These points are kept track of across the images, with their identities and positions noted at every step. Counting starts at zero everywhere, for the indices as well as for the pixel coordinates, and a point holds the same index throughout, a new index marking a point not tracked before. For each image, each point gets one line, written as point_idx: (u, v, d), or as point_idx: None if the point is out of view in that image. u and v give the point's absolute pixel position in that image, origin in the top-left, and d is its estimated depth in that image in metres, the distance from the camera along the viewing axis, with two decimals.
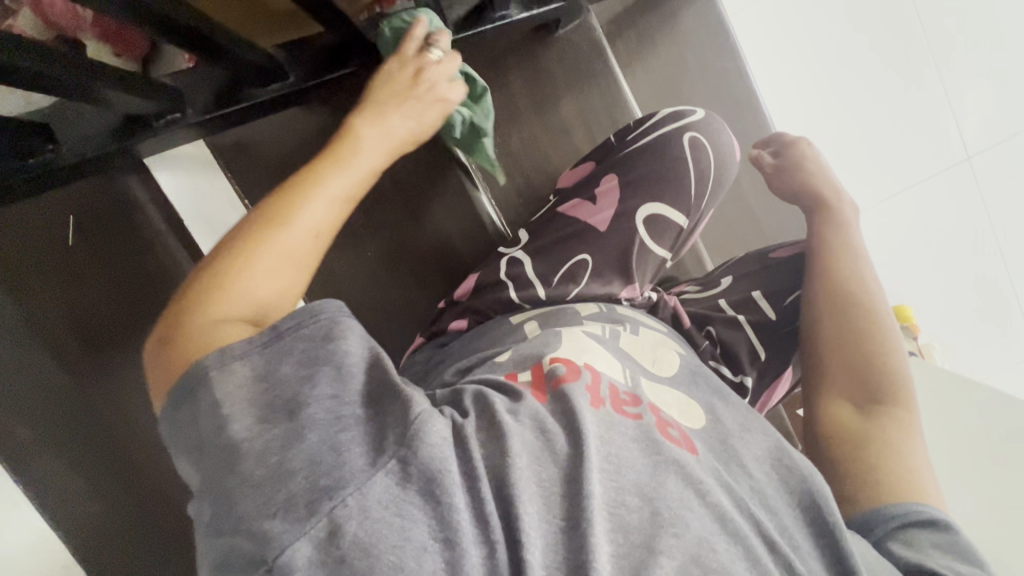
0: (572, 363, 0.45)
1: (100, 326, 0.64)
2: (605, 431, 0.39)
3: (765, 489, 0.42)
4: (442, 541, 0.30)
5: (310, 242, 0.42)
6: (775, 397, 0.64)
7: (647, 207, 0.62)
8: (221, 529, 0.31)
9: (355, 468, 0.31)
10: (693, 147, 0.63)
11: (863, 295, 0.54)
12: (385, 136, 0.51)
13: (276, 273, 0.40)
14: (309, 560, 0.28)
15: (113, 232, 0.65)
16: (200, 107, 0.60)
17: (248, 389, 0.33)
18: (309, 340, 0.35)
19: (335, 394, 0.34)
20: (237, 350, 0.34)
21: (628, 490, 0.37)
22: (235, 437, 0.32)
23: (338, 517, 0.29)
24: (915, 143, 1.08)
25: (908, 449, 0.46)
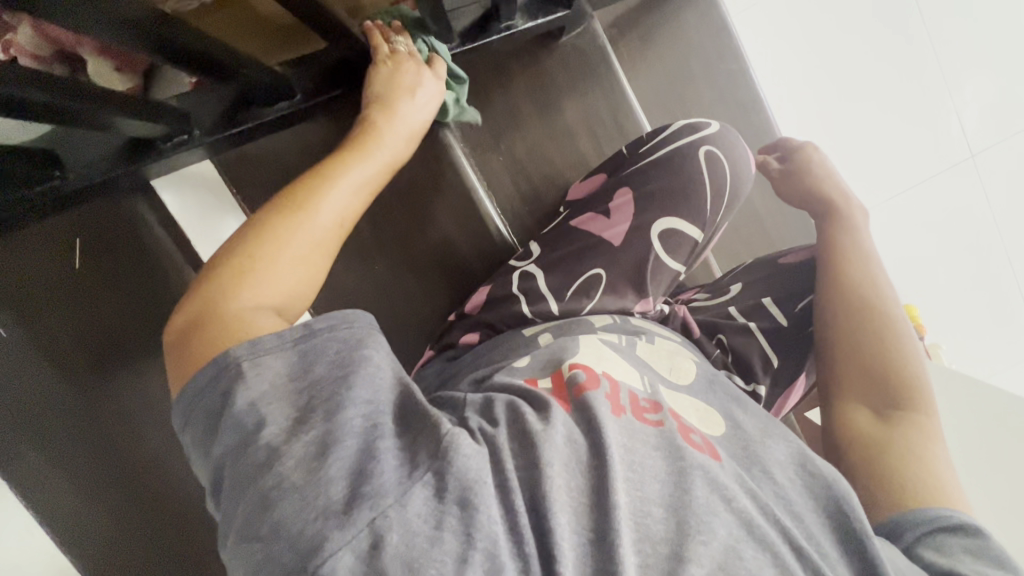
0: (592, 370, 0.45)
1: (105, 346, 0.63)
2: (627, 439, 0.39)
3: (789, 494, 0.42)
4: (483, 551, 0.30)
5: (334, 225, 0.45)
6: (789, 404, 0.64)
7: (663, 222, 0.62)
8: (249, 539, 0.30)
9: (392, 480, 0.31)
10: (708, 161, 0.64)
11: (876, 299, 0.55)
12: (399, 126, 0.55)
13: (304, 256, 0.42)
14: (351, 569, 0.28)
15: (119, 250, 0.64)
16: (207, 128, 0.60)
17: (281, 382, 0.33)
18: (341, 342, 0.36)
19: (369, 403, 0.34)
20: (266, 344, 0.34)
21: (652, 500, 0.37)
22: (271, 453, 0.31)
23: (380, 527, 0.29)
24: (918, 137, 1.08)
25: (930, 452, 0.46)
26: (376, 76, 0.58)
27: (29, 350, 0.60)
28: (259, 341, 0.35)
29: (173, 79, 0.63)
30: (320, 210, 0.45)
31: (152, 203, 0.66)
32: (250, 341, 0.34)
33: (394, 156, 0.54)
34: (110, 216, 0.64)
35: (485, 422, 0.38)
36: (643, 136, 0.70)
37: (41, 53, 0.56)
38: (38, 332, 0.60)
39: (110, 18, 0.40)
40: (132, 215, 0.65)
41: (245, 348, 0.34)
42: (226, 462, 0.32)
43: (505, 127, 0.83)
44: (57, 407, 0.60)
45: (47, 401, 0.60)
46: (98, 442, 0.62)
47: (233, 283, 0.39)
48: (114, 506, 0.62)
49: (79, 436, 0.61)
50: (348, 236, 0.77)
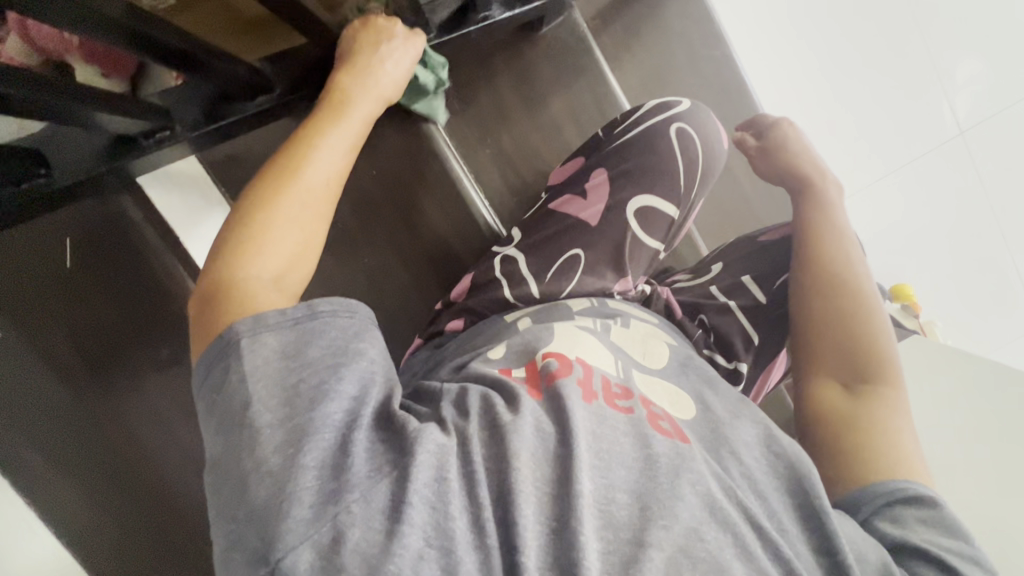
0: (565, 358, 0.46)
1: (100, 344, 0.65)
2: (597, 427, 0.40)
3: (753, 474, 0.43)
4: (438, 547, 0.32)
5: (321, 192, 0.47)
6: (771, 381, 0.64)
7: (638, 199, 0.62)
8: (230, 524, 0.32)
9: (359, 475, 0.32)
10: (680, 137, 0.64)
11: (851, 277, 0.55)
12: (373, 90, 0.56)
13: (298, 225, 0.44)
14: (310, 565, 0.30)
15: (109, 245, 0.66)
16: (190, 122, 0.60)
17: (274, 360, 0.35)
18: (340, 331, 0.37)
19: (355, 396, 0.35)
20: (268, 321, 0.36)
21: (618, 487, 0.38)
22: (252, 440, 0.32)
23: (342, 522, 0.31)
24: (908, 116, 1.08)
25: (897, 425, 0.46)
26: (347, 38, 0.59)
27: (26, 351, 0.62)
28: (262, 317, 0.36)
29: (160, 76, 0.62)
30: (305, 178, 0.46)
31: (139, 202, 0.67)
32: (252, 318, 0.36)
33: (369, 116, 0.55)
34: (97, 213, 0.66)
35: (456, 412, 0.39)
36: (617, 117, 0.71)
37: (30, 61, 0.57)
38: (35, 332, 0.63)
39: (88, 18, 0.41)
40: (117, 212, 0.67)
41: (246, 325, 0.35)
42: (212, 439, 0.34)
43: (489, 116, 0.83)
44: (53, 405, 0.62)
45: (43, 399, 0.62)
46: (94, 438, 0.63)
47: (235, 260, 0.40)
48: (113, 500, 0.64)
49: (76, 433, 0.63)
50: (335, 230, 0.78)
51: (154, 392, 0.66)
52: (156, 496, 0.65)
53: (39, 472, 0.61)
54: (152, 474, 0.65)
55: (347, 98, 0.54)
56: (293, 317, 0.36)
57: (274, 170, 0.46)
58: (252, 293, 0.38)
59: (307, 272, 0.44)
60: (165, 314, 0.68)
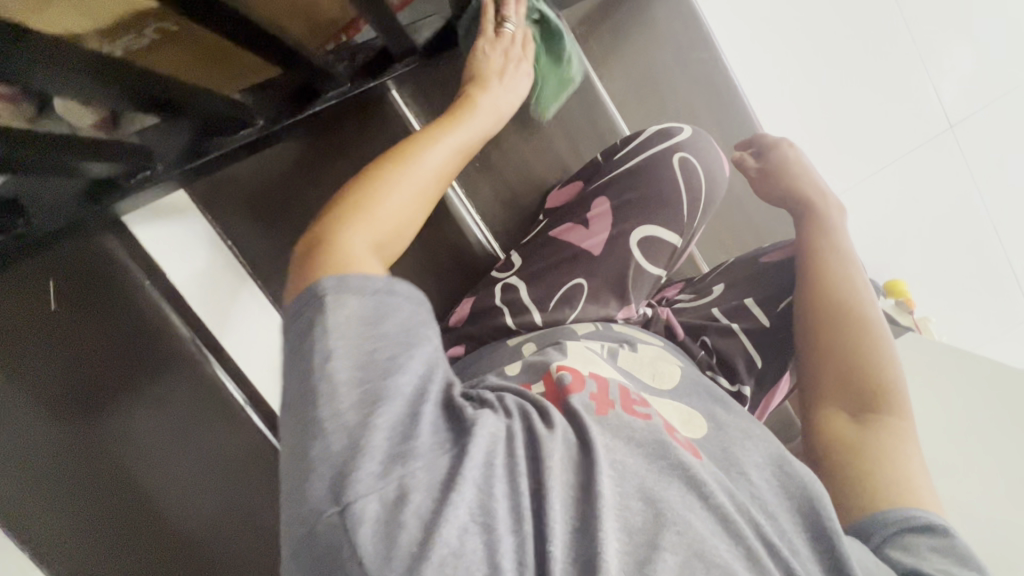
0: (578, 372, 0.45)
1: (90, 383, 0.64)
2: (610, 439, 0.40)
3: (763, 495, 0.42)
4: (482, 523, 0.32)
5: (428, 185, 0.48)
6: (774, 402, 0.64)
7: (640, 230, 0.62)
8: (295, 470, 0.33)
9: (425, 444, 0.34)
10: (683, 167, 0.64)
11: (855, 302, 0.55)
12: (492, 109, 0.58)
13: (402, 205, 0.45)
14: (374, 517, 0.30)
15: (96, 287, 0.65)
16: (172, 161, 0.59)
17: (356, 325, 0.35)
18: (412, 311, 0.38)
19: (421, 375, 0.36)
20: (351, 283, 0.36)
21: (631, 494, 0.37)
22: (331, 391, 0.33)
23: (406, 482, 0.32)
24: (896, 112, 1.08)
25: (904, 456, 0.46)
26: (479, 56, 0.62)
27: (14, 390, 0.61)
28: (345, 279, 0.37)
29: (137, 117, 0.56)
30: (419, 168, 0.48)
31: (126, 243, 0.66)
32: (341, 275, 0.36)
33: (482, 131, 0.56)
34: (86, 255, 0.64)
35: None
36: (617, 142, 0.72)
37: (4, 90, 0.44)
38: (23, 373, 0.62)
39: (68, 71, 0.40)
40: (103, 252, 0.65)
41: (331, 283, 0.36)
42: (289, 386, 0.35)
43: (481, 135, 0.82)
44: (44, 445, 0.62)
45: (34, 440, 0.62)
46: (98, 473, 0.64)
47: (344, 218, 0.42)
48: (107, 533, 0.64)
49: (68, 471, 0.62)
50: None
51: (149, 430, 0.66)
52: (151, 529, 0.66)
53: (34, 509, 0.61)
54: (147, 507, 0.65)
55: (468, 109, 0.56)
56: (376, 286, 0.37)
57: (393, 152, 0.49)
58: (355, 255, 0.39)
59: (395, 253, 0.45)
60: (156, 353, 0.67)
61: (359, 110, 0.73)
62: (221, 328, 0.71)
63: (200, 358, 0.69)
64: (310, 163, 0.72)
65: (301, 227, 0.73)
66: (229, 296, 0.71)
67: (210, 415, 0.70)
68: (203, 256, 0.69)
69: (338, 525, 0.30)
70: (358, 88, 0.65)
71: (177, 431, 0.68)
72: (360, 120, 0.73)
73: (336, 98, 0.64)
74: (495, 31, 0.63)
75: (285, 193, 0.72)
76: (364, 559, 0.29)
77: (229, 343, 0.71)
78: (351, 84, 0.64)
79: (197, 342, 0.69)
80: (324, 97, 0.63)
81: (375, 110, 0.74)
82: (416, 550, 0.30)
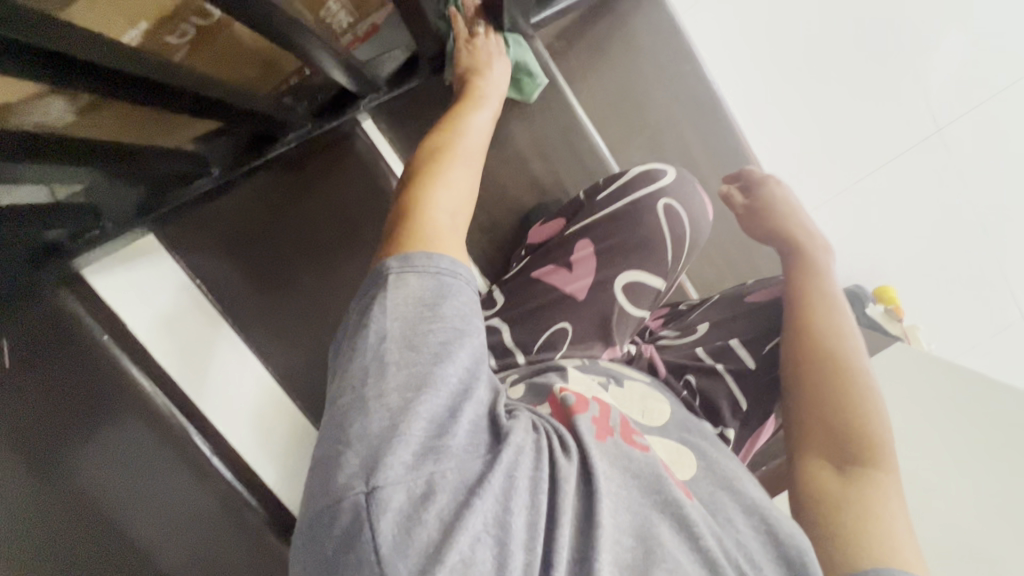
0: (583, 396, 0.43)
1: (39, 447, 0.59)
2: (609, 467, 0.38)
3: (749, 543, 0.39)
4: (494, 536, 0.30)
5: (472, 161, 0.48)
6: (759, 443, 0.62)
7: (624, 277, 0.60)
8: (332, 441, 0.32)
9: (460, 444, 0.32)
10: (668, 215, 0.62)
11: (839, 349, 0.54)
12: (494, 90, 0.59)
13: (457, 182, 0.44)
14: (399, 508, 0.29)
15: (43, 344, 0.61)
16: (122, 220, 0.58)
17: (414, 307, 0.35)
18: (468, 297, 0.37)
19: (468, 370, 0.35)
20: (415, 260, 0.36)
21: (623, 529, 0.35)
22: (380, 376, 0.32)
23: (435, 480, 0.30)
24: (881, 117, 1.05)
25: (889, 514, 0.43)
26: (461, 56, 0.61)
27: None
28: (409, 257, 0.36)
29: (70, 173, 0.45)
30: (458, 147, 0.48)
31: (81, 294, 0.64)
32: (406, 254, 0.36)
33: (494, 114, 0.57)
34: (37, 313, 0.62)
35: None
36: (601, 179, 0.69)
37: None
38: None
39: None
40: (57, 307, 0.63)
41: (395, 262, 0.36)
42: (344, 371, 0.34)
43: None
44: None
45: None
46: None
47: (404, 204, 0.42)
48: None
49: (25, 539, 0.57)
50: (296, 295, 0.72)
51: (110, 490, 0.62)
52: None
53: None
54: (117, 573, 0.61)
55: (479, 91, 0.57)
56: (436, 265, 0.36)
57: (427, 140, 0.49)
58: (426, 231, 0.39)
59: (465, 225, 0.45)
60: (115, 410, 0.64)
61: (324, 147, 0.70)
62: (197, 386, 0.69)
63: (166, 416, 0.67)
64: (278, 205, 0.69)
65: (272, 269, 0.71)
66: (201, 347, 0.69)
67: (178, 468, 0.66)
68: (173, 301, 0.68)
69: (360, 507, 0.29)
70: (319, 130, 0.63)
71: (140, 491, 0.64)
72: (324, 157, 0.70)
73: (294, 141, 0.62)
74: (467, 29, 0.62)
75: (255, 235, 0.69)
76: (381, 549, 0.28)
77: (200, 393, 0.69)
78: (310, 125, 0.62)
79: (160, 396, 0.67)
80: (280, 142, 0.61)
81: (342, 151, 0.71)
82: (432, 553, 0.28)
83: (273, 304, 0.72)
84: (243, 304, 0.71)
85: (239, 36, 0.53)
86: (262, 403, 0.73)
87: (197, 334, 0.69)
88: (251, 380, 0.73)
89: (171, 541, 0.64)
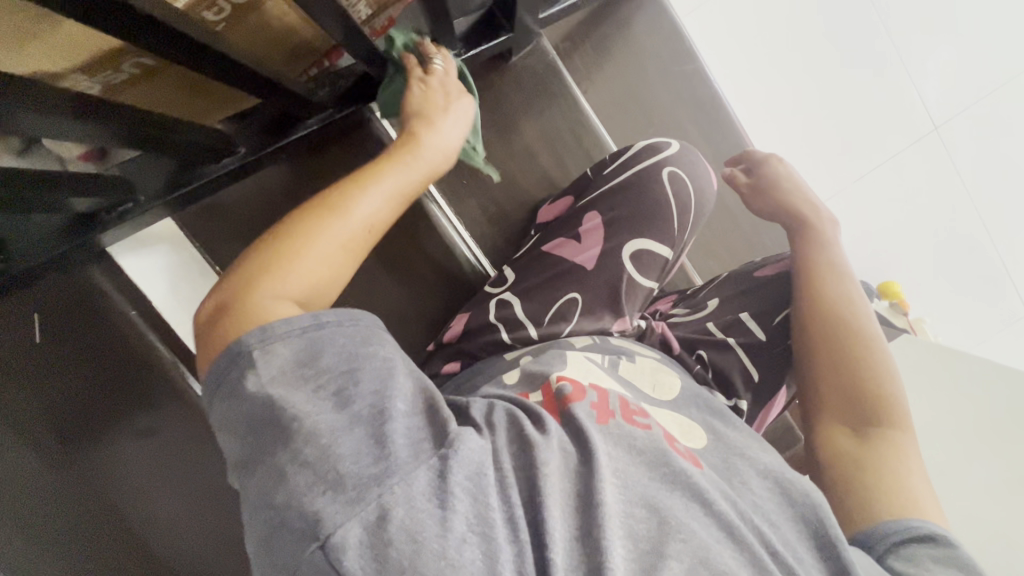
0: (579, 382, 0.45)
1: (75, 417, 0.64)
2: (612, 447, 0.39)
3: (765, 504, 0.40)
4: (479, 534, 0.31)
5: (365, 232, 0.43)
6: (772, 414, 0.63)
7: (634, 243, 0.62)
8: (267, 512, 0.31)
9: (400, 460, 0.32)
10: (672, 182, 0.64)
11: (851, 316, 0.55)
12: (440, 145, 0.53)
13: (330, 257, 0.41)
14: (360, 541, 0.29)
15: (80, 319, 0.65)
16: (154, 193, 0.60)
17: (288, 368, 0.33)
18: (348, 338, 0.35)
19: (378, 393, 0.34)
20: (277, 330, 0.34)
21: (635, 501, 0.36)
22: (289, 422, 0.32)
23: (386, 502, 0.30)
24: (879, 116, 1.08)
25: (907, 470, 0.45)
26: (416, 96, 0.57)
27: (23, 408, 0.62)
28: (270, 328, 0.35)
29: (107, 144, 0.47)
30: (355, 210, 0.43)
31: (109, 271, 0.66)
32: (261, 327, 0.34)
33: (430, 170, 0.51)
34: (71, 287, 0.65)
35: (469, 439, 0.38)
36: (607, 157, 0.72)
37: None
38: (30, 390, 0.63)
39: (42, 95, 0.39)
40: (87, 284, 0.65)
41: (256, 336, 0.34)
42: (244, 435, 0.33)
43: None
44: (34, 479, 0.62)
45: (28, 473, 0.61)
46: (97, 502, 0.64)
47: (264, 274, 0.38)
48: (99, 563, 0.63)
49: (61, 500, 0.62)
50: None
51: (136, 462, 0.66)
52: (143, 558, 0.65)
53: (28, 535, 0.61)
54: (137, 538, 0.65)
55: (416, 142, 0.51)
56: (301, 325, 0.35)
57: (324, 196, 0.44)
58: (270, 315, 0.36)
59: (336, 293, 0.42)
60: (143, 384, 0.67)
61: (340, 135, 0.72)
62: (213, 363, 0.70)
63: (188, 390, 0.69)
64: (296, 192, 0.71)
65: None
66: None
67: (198, 446, 0.69)
68: (191, 285, 0.69)
69: (320, 560, 0.29)
70: (341, 113, 0.67)
71: (166, 464, 0.67)
72: (341, 144, 0.72)
73: (316, 124, 0.65)
74: (425, 70, 0.60)
75: (269, 217, 0.71)
76: None
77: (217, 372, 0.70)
78: (334, 108, 0.65)
79: (187, 372, 0.69)
80: (304, 123, 0.64)
81: (357, 138, 0.73)
82: (408, 565, 0.29)
83: None
84: None
85: (274, 16, 0.51)
86: None
87: None
88: None
89: (193, 510, 0.68)
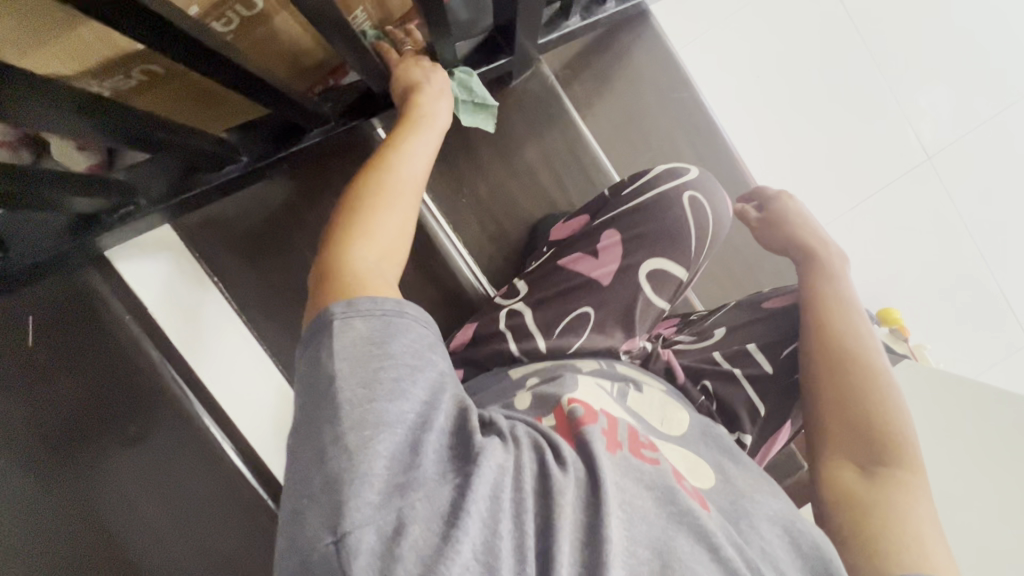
0: (591, 406, 0.43)
1: (61, 424, 0.62)
2: (620, 478, 0.37)
3: (776, 553, 0.39)
4: (484, 564, 0.30)
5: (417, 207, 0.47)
6: (779, 443, 0.62)
7: (650, 262, 0.61)
8: (296, 492, 0.31)
9: (429, 473, 0.32)
10: (692, 206, 0.63)
11: (859, 349, 0.54)
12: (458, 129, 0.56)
13: (395, 227, 0.44)
14: (371, 548, 0.29)
15: (75, 322, 0.64)
16: (156, 197, 0.60)
17: (362, 346, 0.34)
18: (417, 335, 0.36)
19: (426, 401, 0.34)
20: (360, 305, 0.36)
21: (639, 541, 0.34)
22: (334, 413, 0.32)
23: (406, 515, 0.30)
24: (880, 149, 1.08)
25: (916, 514, 0.43)
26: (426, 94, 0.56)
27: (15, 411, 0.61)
28: (355, 302, 0.36)
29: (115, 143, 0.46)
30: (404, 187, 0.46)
31: (107, 277, 0.65)
32: (348, 299, 0.36)
33: None
34: (69, 291, 0.64)
35: None
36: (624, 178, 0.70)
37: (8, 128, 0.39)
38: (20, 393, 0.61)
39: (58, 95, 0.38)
40: (85, 288, 0.64)
41: (341, 306, 0.35)
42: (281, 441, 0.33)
43: (473, 173, 0.83)
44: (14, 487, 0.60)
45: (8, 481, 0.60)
46: (80, 513, 0.62)
47: (349, 242, 0.41)
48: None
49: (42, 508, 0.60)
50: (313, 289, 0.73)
51: (123, 473, 0.64)
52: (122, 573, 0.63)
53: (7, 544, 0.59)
54: (119, 551, 0.63)
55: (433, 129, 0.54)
56: (382, 308, 0.36)
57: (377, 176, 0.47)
58: (360, 278, 0.38)
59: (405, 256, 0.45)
60: (135, 391, 0.66)
61: (348, 150, 0.72)
62: (207, 373, 0.69)
63: (179, 397, 0.67)
64: (298, 203, 0.71)
65: (281, 268, 0.71)
66: (210, 327, 0.69)
67: (186, 457, 0.67)
68: (188, 292, 0.68)
69: (330, 556, 0.29)
70: (343, 126, 0.67)
71: (152, 476, 0.65)
72: (342, 158, 0.72)
73: (319, 136, 0.66)
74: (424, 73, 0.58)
75: (274, 232, 0.71)
76: None
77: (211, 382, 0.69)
78: (336, 122, 0.66)
79: (179, 381, 0.68)
80: (308, 136, 0.65)
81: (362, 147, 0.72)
82: None
83: (283, 302, 0.71)
84: (251, 303, 0.71)
85: (283, 32, 0.52)
86: (276, 399, 0.72)
87: (209, 322, 0.69)
88: (261, 381, 0.71)
89: (180, 523, 0.66)
